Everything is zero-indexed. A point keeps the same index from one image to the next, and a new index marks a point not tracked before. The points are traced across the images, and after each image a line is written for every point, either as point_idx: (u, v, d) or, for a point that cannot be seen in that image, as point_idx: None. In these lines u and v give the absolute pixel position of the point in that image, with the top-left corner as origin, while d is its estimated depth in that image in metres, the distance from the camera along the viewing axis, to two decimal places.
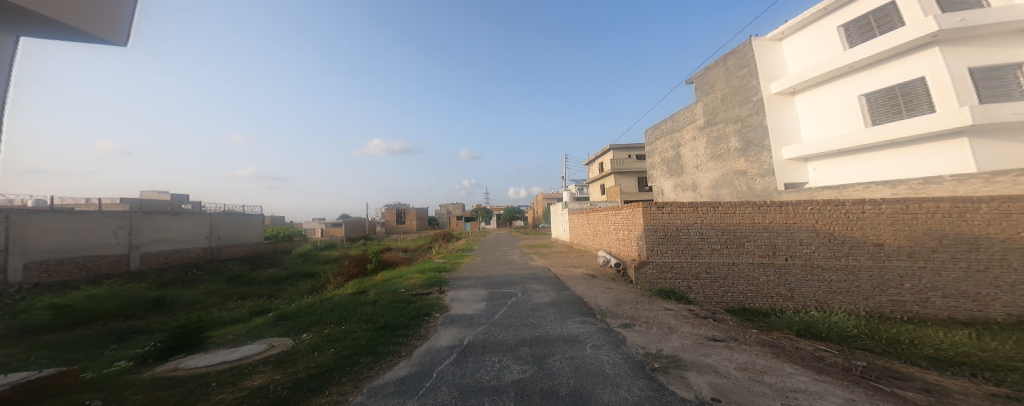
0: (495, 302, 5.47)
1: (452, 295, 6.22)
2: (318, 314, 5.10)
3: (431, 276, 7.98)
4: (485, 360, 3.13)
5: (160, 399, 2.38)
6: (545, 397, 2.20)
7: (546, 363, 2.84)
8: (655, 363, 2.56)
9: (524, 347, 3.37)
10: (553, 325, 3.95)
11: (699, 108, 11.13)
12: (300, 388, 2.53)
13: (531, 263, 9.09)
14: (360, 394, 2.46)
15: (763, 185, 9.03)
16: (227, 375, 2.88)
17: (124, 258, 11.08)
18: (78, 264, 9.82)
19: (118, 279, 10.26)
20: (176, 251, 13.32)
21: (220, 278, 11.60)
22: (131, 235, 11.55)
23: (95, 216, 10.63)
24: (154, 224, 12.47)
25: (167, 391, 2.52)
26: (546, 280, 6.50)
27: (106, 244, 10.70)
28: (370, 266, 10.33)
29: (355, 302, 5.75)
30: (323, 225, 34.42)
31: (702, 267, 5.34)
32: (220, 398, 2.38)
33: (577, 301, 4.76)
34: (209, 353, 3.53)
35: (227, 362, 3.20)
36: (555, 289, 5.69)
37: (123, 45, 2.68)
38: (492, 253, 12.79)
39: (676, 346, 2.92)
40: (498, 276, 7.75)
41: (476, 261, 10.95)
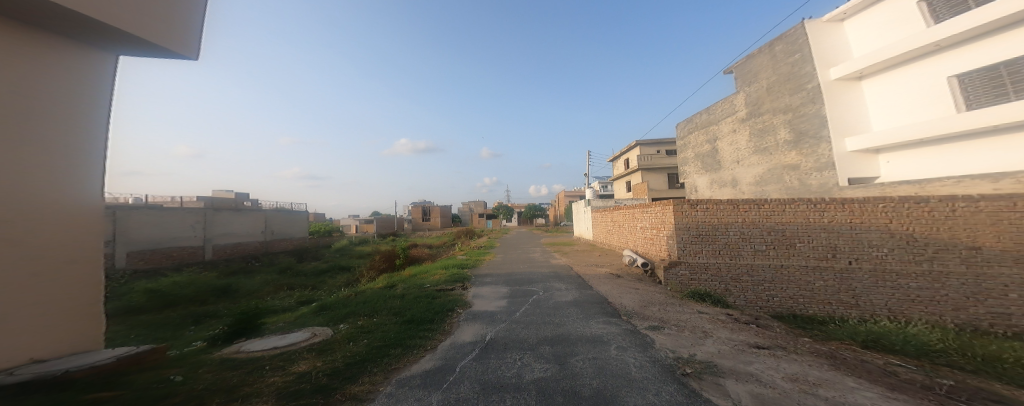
0: (516, 300, 5.48)
1: (474, 291, 6.30)
2: (352, 306, 5.30)
3: (454, 273, 8.10)
4: (506, 357, 3.13)
5: (223, 379, 2.53)
6: (567, 397, 2.18)
7: (568, 363, 2.81)
8: (686, 369, 2.46)
9: (546, 346, 3.33)
10: (577, 324, 3.91)
11: (740, 98, 10.64)
12: (338, 376, 2.64)
13: (552, 262, 8.96)
14: (389, 385, 2.52)
15: (820, 181, 8.44)
16: (277, 359, 3.05)
17: (200, 249, 12.04)
18: (168, 254, 10.75)
19: (197, 269, 11.19)
20: (240, 244, 14.28)
21: (274, 269, 12.42)
22: (206, 229, 12.57)
23: (177, 211, 11.59)
24: (223, 219, 13.47)
25: (230, 371, 2.70)
26: (568, 279, 6.40)
27: (187, 236, 11.68)
28: (398, 262, 10.66)
29: (384, 295, 5.96)
30: (355, 223, 35.91)
31: (744, 268, 5.12)
32: (271, 381, 2.50)
33: (599, 301, 4.65)
34: (263, 338, 3.76)
35: (278, 347, 3.38)
36: (577, 288, 5.60)
37: (191, 56, 3.68)
38: (513, 251, 12.82)
39: (710, 352, 2.80)
40: (519, 274, 7.74)
41: (497, 259, 10.99)
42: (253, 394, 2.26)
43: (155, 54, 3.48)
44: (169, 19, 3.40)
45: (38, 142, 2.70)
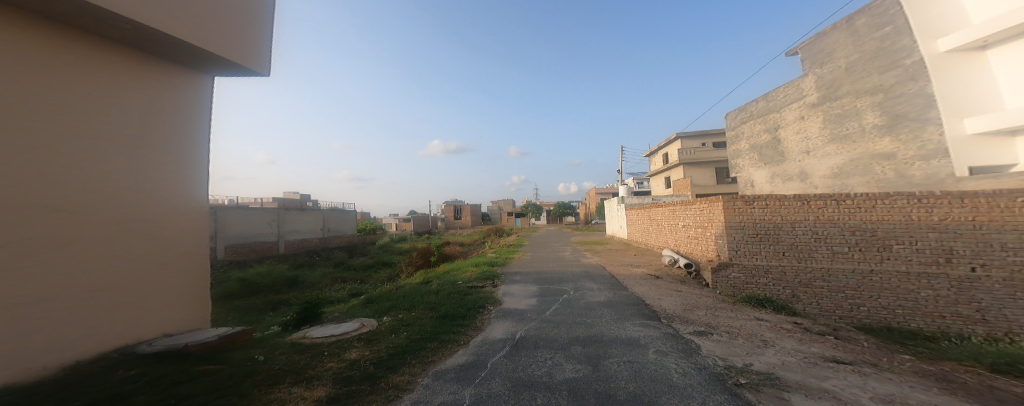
0: (546, 299, 5.43)
1: (504, 289, 6.32)
2: (392, 300, 5.53)
3: (485, 270, 8.20)
4: (538, 355, 3.09)
5: (293, 362, 2.80)
6: (601, 399, 2.09)
7: (601, 365, 2.72)
8: (740, 379, 2.28)
9: (578, 346, 3.26)
10: (615, 326, 3.74)
11: (810, 80, 9.06)
12: (382, 365, 2.77)
13: (583, 261, 8.78)
14: (426, 377, 2.59)
15: (926, 171, 6.77)
16: (333, 346, 3.26)
17: (276, 245, 13.40)
18: (254, 249, 12.12)
19: (276, 262, 12.47)
20: (306, 240, 15.73)
21: (331, 262, 13.50)
22: (280, 228, 13.83)
23: (261, 211, 12.98)
24: (294, 218, 14.87)
25: (297, 355, 2.94)
26: (600, 279, 6.22)
27: (267, 233, 13.05)
28: (433, 259, 11.00)
29: (422, 290, 6.18)
30: (394, 221, 37.78)
31: (817, 273, 4.66)
32: (327, 366, 2.71)
33: (636, 303, 4.48)
34: (324, 326, 4.03)
35: (335, 336, 3.60)
36: (610, 288, 5.42)
37: (264, 72, 3.95)
38: (542, 249, 12.74)
39: (770, 362, 2.58)
40: (549, 273, 7.67)
41: (527, 257, 10.98)
42: (315, 377, 2.52)
43: (239, 74, 3.83)
44: (247, 40, 3.71)
45: (162, 150, 3.19)
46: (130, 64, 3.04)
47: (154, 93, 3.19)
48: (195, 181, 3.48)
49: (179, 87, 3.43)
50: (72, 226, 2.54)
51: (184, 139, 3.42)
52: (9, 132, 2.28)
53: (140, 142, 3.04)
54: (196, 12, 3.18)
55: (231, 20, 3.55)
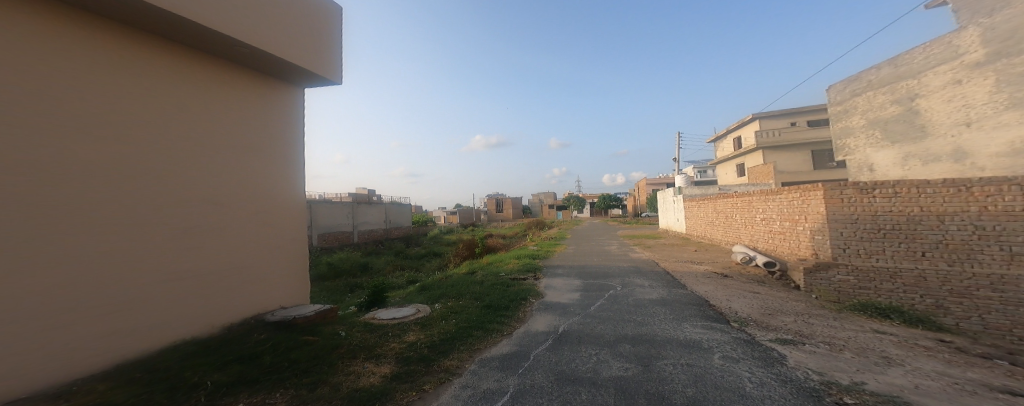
0: (590, 294, 5.24)
1: (546, 282, 6.25)
2: (441, 288, 5.74)
3: (527, 262, 8.23)
4: (582, 350, 2.98)
5: (365, 340, 3.11)
6: (653, 401, 1.94)
7: (653, 365, 2.54)
8: (841, 396, 1.93)
9: (626, 344, 3.11)
10: (675, 326, 3.49)
11: (969, 34, 5.60)
12: (435, 349, 2.92)
13: (632, 255, 8.41)
14: (472, 362, 2.67)
15: None
16: (393, 327, 3.53)
17: (351, 235, 15.52)
18: (334, 237, 14.34)
19: (352, 249, 14.49)
20: (376, 230, 17.75)
21: (393, 250, 14.88)
22: (354, 219, 16.19)
23: (340, 205, 15.32)
24: (364, 211, 17.04)
25: (368, 334, 3.28)
26: (650, 275, 5.87)
27: (344, 224, 15.28)
28: (478, 250, 11.32)
29: (467, 280, 6.37)
30: (442, 214, 39.98)
31: (984, 281, 3.53)
32: (390, 346, 2.97)
33: (695, 303, 4.15)
34: (388, 309, 4.32)
35: (398, 319, 3.83)
36: (664, 286, 5.07)
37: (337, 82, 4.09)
38: (585, 242, 12.51)
39: (898, 384, 2.07)
40: (592, 267, 7.46)
41: (569, 250, 10.85)
42: (382, 353, 2.82)
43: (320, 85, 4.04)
44: (326, 53, 3.89)
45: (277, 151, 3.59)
46: (250, 77, 3.36)
47: (267, 105, 3.54)
48: (296, 182, 3.83)
49: (283, 97, 3.76)
50: (223, 222, 2.98)
51: (288, 143, 3.74)
52: (185, 146, 2.71)
53: (259, 148, 3.40)
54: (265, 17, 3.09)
55: (316, 34, 3.77)
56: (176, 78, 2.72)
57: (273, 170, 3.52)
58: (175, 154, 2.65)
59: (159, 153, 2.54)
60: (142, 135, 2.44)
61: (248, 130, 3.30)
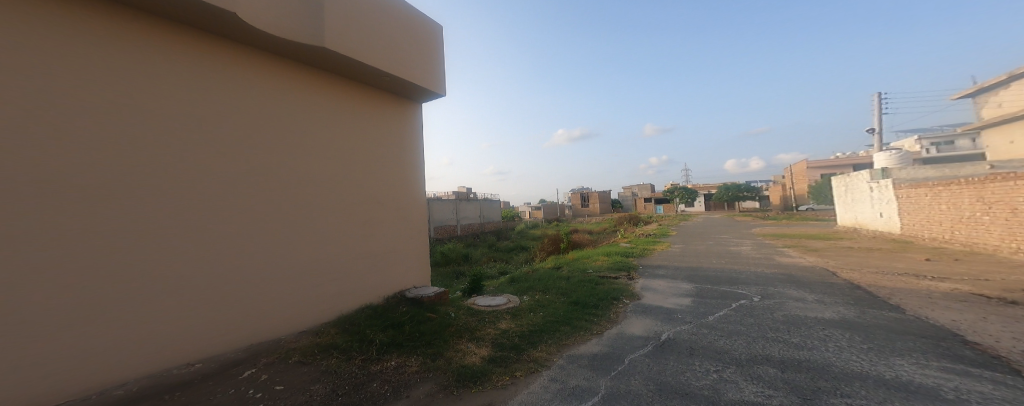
0: (706, 300, 4.40)
1: (642, 283, 5.52)
2: (530, 281, 5.61)
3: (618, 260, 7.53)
4: (692, 363, 2.56)
5: (463, 322, 3.24)
6: None
7: (816, 399, 1.92)
8: None
9: (768, 366, 2.47)
10: (832, 352, 2.72)
11: None
12: (524, 340, 2.90)
13: (770, 260, 6.82)
14: (560, 358, 2.63)
15: None
16: (485, 314, 3.57)
17: (454, 228, 17.07)
18: (441, 229, 15.97)
19: (455, 240, 15.90)
20: (475, 224, 19.16)
21: (489, 242, 15.76)
22: (458, 214, 17.70)
23: (446, 201, 16.99)
24: (465, 207, 18.53)
25: (468, 317, 3.41)
26: (815, 288, 4.56)
27: (448, 218, 16.91)
28: (564, 245, 10.98)
29: (555, 274, 6.12)
30: (531, 208, 40.86)
31: None
32: (485, 331, 3.07)
33: (881, 329, 3.03)
34: (483, 296, 4.40)
35: (490, 307, 3.82)
36: (835, 305, 3.83)
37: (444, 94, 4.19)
38: (695, 241, 10.89)
39: None
40: (709, 270, 6.31)
41: (676, 249, 9.58)
42: (478, 338, 2.91)
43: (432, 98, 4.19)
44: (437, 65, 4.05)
45: (393, 156, 3.83)
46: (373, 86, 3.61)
47: (403, 115, 4.03)
48: (424, 182, 4.28)
49: (416, 108, 4.20)
50: (351, 220, 3.30)
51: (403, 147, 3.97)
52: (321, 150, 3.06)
53: (387, 154, 3.76)
54: (363, 30, 3.12)
55: (415, 41, 3.76)
56: (330, 96, 3.18)
57: (394, 174, 3.81)
58: (316, 155, 3.02)
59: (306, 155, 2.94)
60: (298, 145, 2.88)
61: (388, 135, 3.80)
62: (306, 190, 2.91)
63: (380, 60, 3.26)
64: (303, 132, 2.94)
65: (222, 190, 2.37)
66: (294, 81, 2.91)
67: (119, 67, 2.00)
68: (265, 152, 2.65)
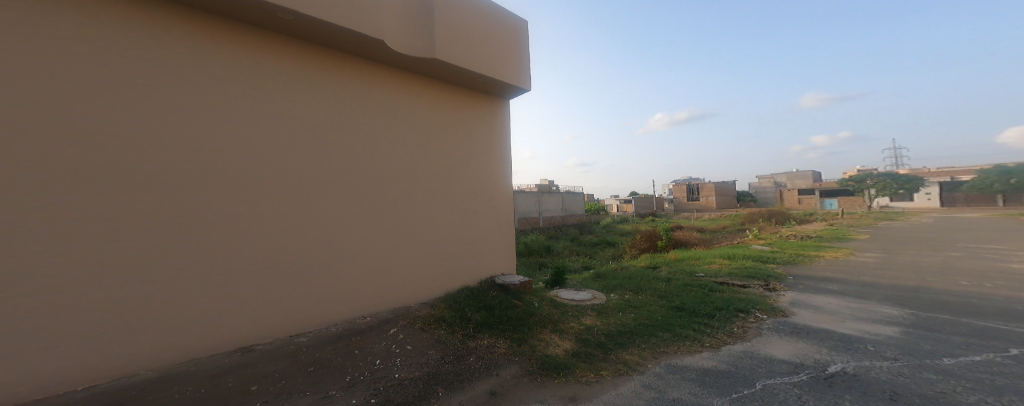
0: (867, 326, 3.76)
1: (765, 293, 5.24)
2: (619, 279, 6.18)
3: (741, 267, 6.98)
4: (826, 394, 2.29)
5: (557, 314, 3.86)
6: None
7: None
8: None
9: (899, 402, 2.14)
10: (930, 381, 2.43)
11: None
12: (614, 340, 3.32)
13: (935, 289, 5.35)
14: (662, 367, 2.84)
15: None
16: (568, 306, 4.35)
17: (535, 219, 18.66)
18: (523, 220, 17.72)
19: (536, 230, 17.34)
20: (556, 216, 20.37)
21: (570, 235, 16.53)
22: (539, 206, 19.35)
23: (526, 194, 18.65)
24: (545, 199, 19.91)
25: (555, 307, 4.22)
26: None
27: (528, 210, 18.57)
28: (661, 244, 10.76)
29: (648, 275, 6.43)
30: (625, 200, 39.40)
31: None
32: (573, 324, 3.69)
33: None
34: (567, 290, 5.34)
35: (573, 300, 4.62)
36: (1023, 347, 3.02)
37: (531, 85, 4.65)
38: (824, 251, 9.11)
39: None
40: (830, 289, 5.46)
41: (792, 257, 8.30)
42: (567, 330, 3.48)
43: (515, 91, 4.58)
44: (525, 66, 4.52)
45: (480, 147, 4.36)
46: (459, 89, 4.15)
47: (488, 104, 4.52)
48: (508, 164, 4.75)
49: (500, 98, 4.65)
50: (450, 204, 3.94)
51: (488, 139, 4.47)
52: (426, 157, 3.71)
53: (477, 148, 4.32)
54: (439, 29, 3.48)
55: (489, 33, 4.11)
56: (429, 98, 3.77)
57: (482, 163, 4.36)
58: (421, 166, 3.65)
59: (413, 164, 3.57)
60: (406, 153, 3.50)
61: (476, 129, 4.32)
62: (414, 187, 3.56)
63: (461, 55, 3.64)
64: (411, 139, 3.56)
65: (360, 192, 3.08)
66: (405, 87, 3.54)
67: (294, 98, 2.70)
68: (390, 161, 3.35)
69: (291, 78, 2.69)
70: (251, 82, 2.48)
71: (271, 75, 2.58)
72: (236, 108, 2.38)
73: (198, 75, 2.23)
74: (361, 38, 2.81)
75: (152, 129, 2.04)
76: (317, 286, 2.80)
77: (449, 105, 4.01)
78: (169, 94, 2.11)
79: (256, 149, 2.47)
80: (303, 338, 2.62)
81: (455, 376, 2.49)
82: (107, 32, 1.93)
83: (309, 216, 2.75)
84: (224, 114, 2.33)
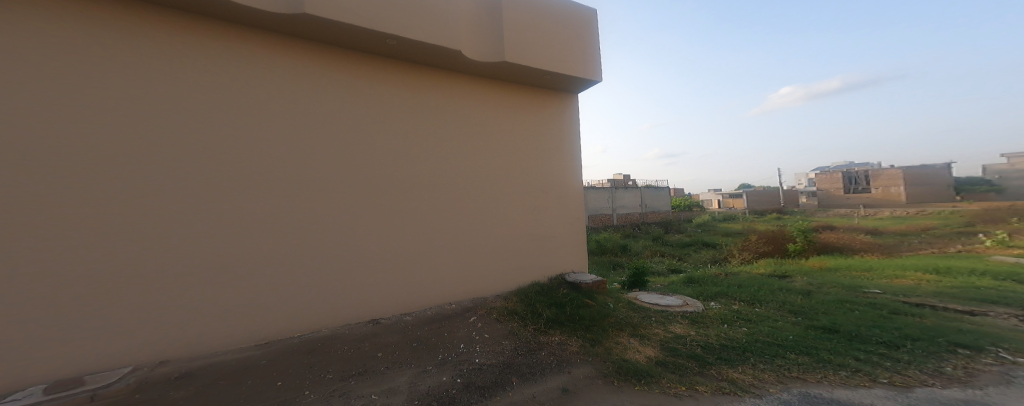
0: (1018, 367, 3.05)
1: (999, 324, 4.25)
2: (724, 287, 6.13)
3: (941, 287, 5.90)
4: None
5: (635, 321, 4.03)
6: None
7: None
8: None
9: None
10: None
11: None
12: (715, 353, 3.29)
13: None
14: (792, 394, 2.64)
15: None
16: (658, 313, 4.50)
17: (610, 216, 18.93)
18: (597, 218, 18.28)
19: (612, 228, 17.65)
20: (632, 213, 20.25)
21: (651, 234, 16.40)
22: (614, 203, 19.53)
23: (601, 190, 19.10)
24: (621, 195, 19.98)
25: (636, 311, 4.43)
26: None
27: (603, 207, 18.99)
28: (796, 247, 10.01)
29: (769, 285, 6.19)
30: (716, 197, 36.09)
31: None
32: (659, 332, 3.83)
33: None
34: (649, 296, 5.73)
35: (660, 305, 4.84)
36: None
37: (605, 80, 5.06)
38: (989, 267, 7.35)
39: None
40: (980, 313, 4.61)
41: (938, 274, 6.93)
42: (653, 337, 3.67)
43: (577, 83, 4.84)
44: (588, 57, 4.75)
45: (540, 147, 4.78)
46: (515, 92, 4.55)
47: (544, 103, 4.87)
48: (567, 160, 5.07)
49: (555, 93, 4.96)
50: (511, 201, 4.42)
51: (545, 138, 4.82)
52: (492, 163, 4.25)
53: (534, 148, 4.71)
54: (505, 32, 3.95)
55: (553, 34, 4.44)
56: (490, 105, 4.27)
57: (541, 162, 4.76)
58: (488, 171, 4.21)
59: (484, 171, 4.17)
60: (478, 161, 4.11)
61: (533, 129, 4.70)
62: (482, 187, 4.12)
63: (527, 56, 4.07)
64: (478, 147, 4.13)
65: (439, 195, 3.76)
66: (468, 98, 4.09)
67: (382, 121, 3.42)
68: (465, 171, 3.99)
69: (376, 101, 3.38)
70: (355, 106, 3.25)
71: (363, 102, 3.30)
72: (341, 129, 3.15)
73: (316, 103, 3.04)
74: (434, 49, 3.43)
75: (301, 150, 2.93)
76: (407, 264, 3.53)
77: (507, 109, 4.44)
78: (299, 120, 2.94)
79: (358, 159, 3.23)
80: (409, 317, 3.39)
81: (527, 368, 2.84)
82: (256, 75, 2.76)
83: (406, 213, 3.53)
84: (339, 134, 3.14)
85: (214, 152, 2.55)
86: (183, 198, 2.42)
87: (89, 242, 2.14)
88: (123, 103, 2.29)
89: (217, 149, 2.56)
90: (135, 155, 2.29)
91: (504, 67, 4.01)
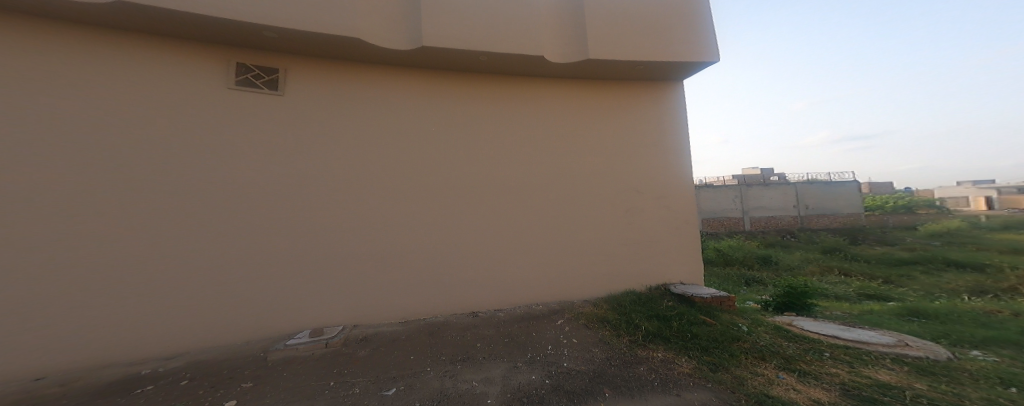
0: None
1: None
2: (976, 331, 4.13)
3: None
4: None
5: (793, 357, 3.26)
6: None
7: None
8: None
9: None
10: None
11: None
12: None
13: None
14: None
15: None
16: (844, 352, 3.44)
17: (738, 220, 16.92)
18: (719, 222, 17.03)
19: (745, 236, 15.53)
20: (773, 217, 17.00)
21: (818, 247, 12.74)
22: (744, 203, 16.96)
23: (723, 189, 17.18)
24: (755, 194, 17.06)
25: (795, 344, 3.62)
26: None
27: (730, 208, 17.04)
28: None
29: None
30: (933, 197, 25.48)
31: None
32: (844, 375, 2.90)
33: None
34: (823, 325, 4.48)
35: (846, 341, 3.76)
36: None
37: (717, 59, 4.62)
38: None
39: None
40: None
41: None
42: (820, 378, 2.88)
43: (681, 70, 4.73)
44: (697, 42, 4.56)
45: (633, 149, 4.93)
46: (605, 101, 4.87)
47: (636, 103, 4.99)
48: (668, 159, 5.03)
49: (651, 91, 5.04)
50: (602, 204, 4.77)
51: (638, 141, 4.95)
52: (577, 172, 4.70)
53: (625, 154, 4.90)
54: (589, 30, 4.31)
55: (655, 26, 4.50)
56: (578, 117, 4.75)
57: (633, 165, 4.91)
58: (573, 181, 4.67)
59: (568, 181, 4.66)
60: (563, 172, 4.64)
61: (622, 134, 4.90)
62: (568, 195, 4.63)
63: (618, 53, 4.29)
64: (564, 163, 4.66)
65: (528, 202, 4.45)
66: (558, 114, 4.68)
67: (484, 139, 4.31)
68: (549, 182, 4.56)
69: (478, 126, 4.32)
70: (465, 131, 4.24)
71: (469, 129, 4.27)
72: (454, 152, 4.18)
73: (440, 132, 4.14)
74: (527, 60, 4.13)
75: (429, 169, 4.05)
76: (508, 255, 4.33)
77: (592, 118, 4.81)
78: (428, 147, 4.07)
79: (466, 174, 4.20)
80: (502, 313, 4.12)
81: (620, 379, 2.86)
82: (404, 112, 4.02)
83: (502, 215, 4.33)
84: (453, 153, 4.17)
85: (380, 171, 3.83)
86: (364, 199, 3.74)
87: (325, 223, 3.57)
88: (339, 129, 3.71)
89: (380, 169, 3.83)
90: (340, 174, 3.67)
91: (591, 64, 4.37)
